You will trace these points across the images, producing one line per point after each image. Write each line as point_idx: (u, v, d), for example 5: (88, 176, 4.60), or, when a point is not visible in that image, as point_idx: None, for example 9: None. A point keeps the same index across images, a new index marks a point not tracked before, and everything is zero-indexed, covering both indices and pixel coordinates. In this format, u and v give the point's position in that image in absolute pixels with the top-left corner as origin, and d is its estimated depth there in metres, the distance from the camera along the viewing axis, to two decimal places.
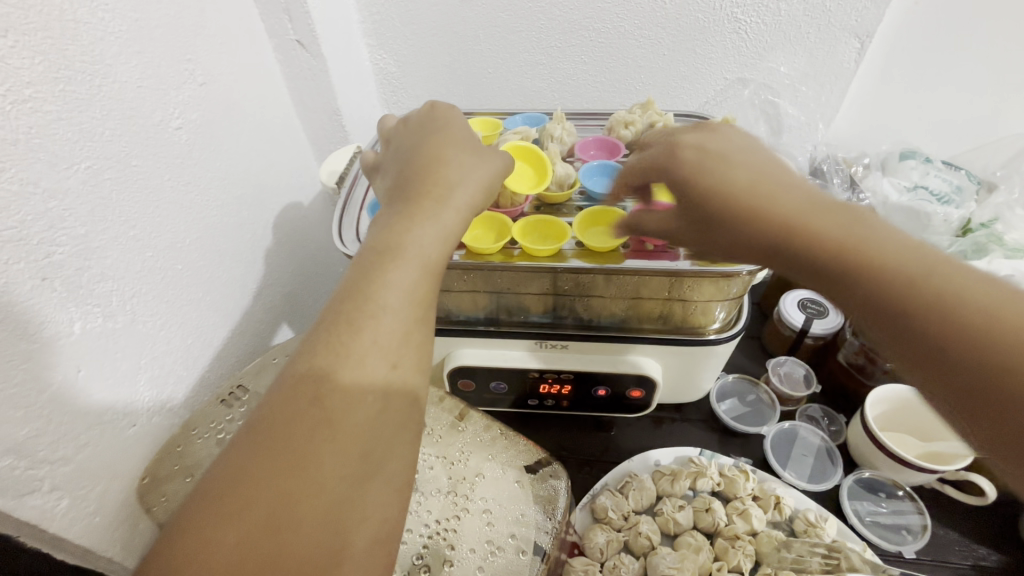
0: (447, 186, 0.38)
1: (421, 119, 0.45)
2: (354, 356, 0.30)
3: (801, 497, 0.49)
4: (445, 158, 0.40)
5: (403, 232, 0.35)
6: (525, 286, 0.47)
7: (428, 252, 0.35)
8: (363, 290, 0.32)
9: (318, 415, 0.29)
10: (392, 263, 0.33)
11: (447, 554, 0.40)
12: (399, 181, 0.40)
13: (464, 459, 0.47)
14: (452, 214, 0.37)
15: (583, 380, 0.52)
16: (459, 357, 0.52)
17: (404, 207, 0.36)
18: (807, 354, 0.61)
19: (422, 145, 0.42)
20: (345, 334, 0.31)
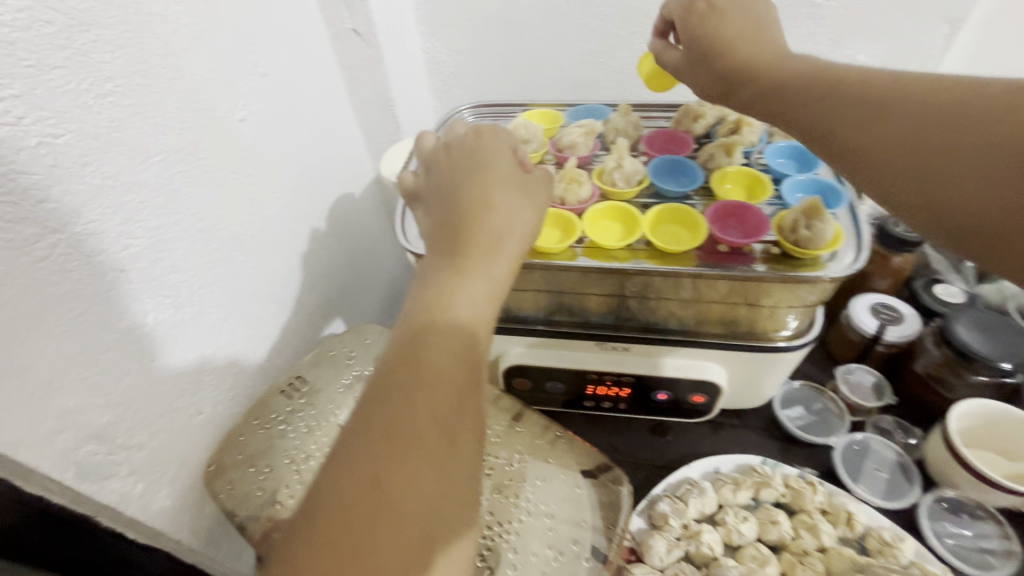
0: (495, 235, 0.36)
1: (462, 150, 0.42)
2: (410, 426, 0.28)
3: (874, 514, 0.47)
4: (489, 200, 0.38)
5: (453, 292, 0.33)
6: (590, 287, 0.46)
7: (478, 311, 0.33)
8: (412, 356, 0.30)
9: (374, 501, 0.26)
10: (443, 322, 0.32)
11: (509, 557, 0.40)
12: (441, 226, 0.38)
13: (522, 459, 0.46)
14: (501, 265, 0.35)
15: (642, 384, 0.51)
16: (515, 354, 0.51)
17: (451, 261, 0.35)
18: (879, 362, 0.57)
19: (464, 183, 0.40)
20: (400, 400, 0.29)
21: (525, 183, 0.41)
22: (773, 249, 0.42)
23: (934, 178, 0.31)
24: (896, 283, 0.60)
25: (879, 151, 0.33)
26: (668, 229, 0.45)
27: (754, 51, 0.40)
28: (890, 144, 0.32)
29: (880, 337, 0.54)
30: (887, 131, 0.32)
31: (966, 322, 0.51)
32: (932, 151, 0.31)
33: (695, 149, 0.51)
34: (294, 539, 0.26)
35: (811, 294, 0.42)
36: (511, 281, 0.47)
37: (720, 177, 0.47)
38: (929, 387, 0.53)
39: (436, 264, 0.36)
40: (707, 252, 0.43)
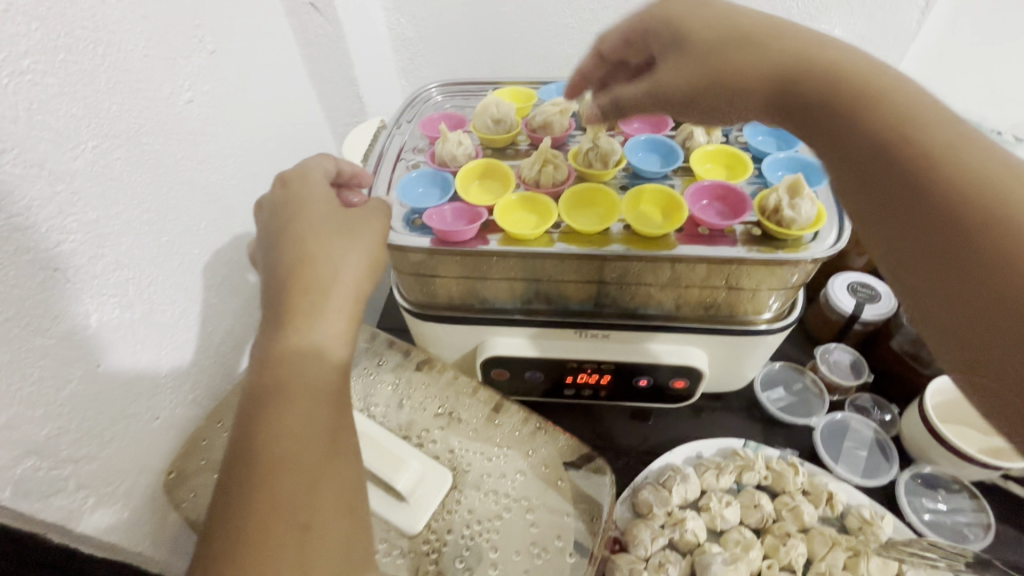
0: (326, 283, 0.34)
1: (276, 197, 0.38)
2: (263, 524, 0.27)
3: (854, 492, 0.47)
4: (313, 248, 0.35)
5: (284, 364, 0.31)
6: (567, 274, 0.44)
7: (316, 374, 0.31)
8: (251, 453, 0.29)
9: None
10: (282, 402, 0.30)
11: (491, 557, 0.38)
12: (267, 286, 0.34)
13: (503, 454, 0.44)
14: (336, 314, 0.33)
15: (623, 371, 0.49)
16: (492, 344, 0.50)
17: (274, 332, 0.32)
18: (856, 340, 0.57)
19: (285, 233, 0.36)
20: (249, 502, 0.27)
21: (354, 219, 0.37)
22: (754, 230, 0.41)
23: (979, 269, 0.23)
24: (873, 261, 0.60)
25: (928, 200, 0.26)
26: (647, 212, 0.43)
27: (801, 51, 0.32)
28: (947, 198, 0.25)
29: (858, 316, 0.54)
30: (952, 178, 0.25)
31: None
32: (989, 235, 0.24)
33: (673, 128, 0.49)
34: None
35: (792, 275, 0.41)
36: (486, 270, 0.45)
37: (699, 156, 0.45)
38: (905, 363, 0.54)
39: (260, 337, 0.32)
40: (688, 234, 0.42)
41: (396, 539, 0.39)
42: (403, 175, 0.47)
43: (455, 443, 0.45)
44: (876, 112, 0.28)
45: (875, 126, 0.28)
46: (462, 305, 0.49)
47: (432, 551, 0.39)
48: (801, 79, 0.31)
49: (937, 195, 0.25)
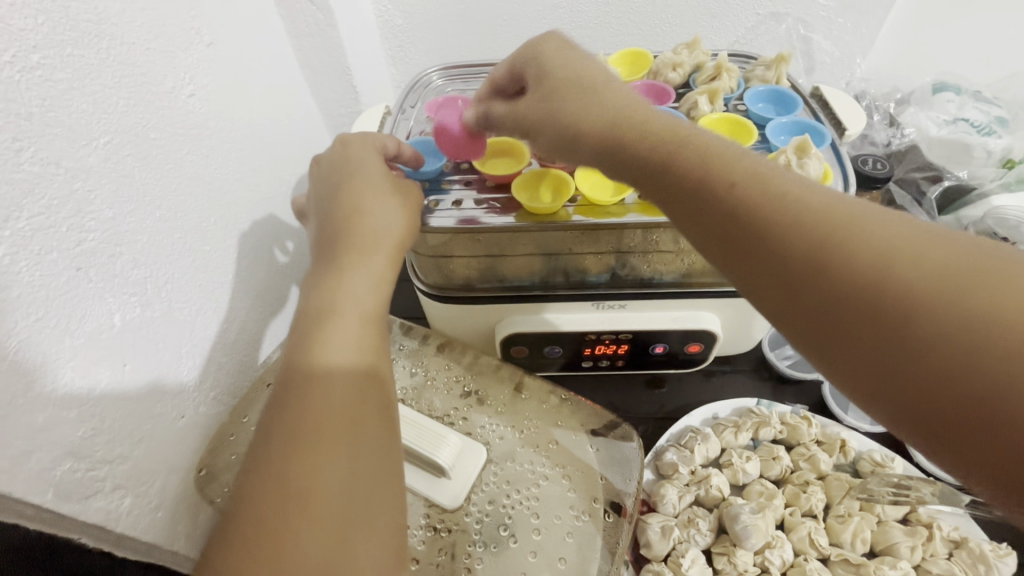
0: (374, 231, 0.39)
1: (332, 158, 0.44)
2: (312, 422, 0.30)
3: (865, 439, 0.49)
4: (364, 200, 0.40)
5: (337, 295, 0.36)
6: (586, 246, 0.46)
7: (366, 303, 0.36)
8: (307, 357, 0.33)
9: (287, 491, 0.28)
10: (332, 323, 0.34)
11: (534, 522, 0.40)
12: (327, 231, 0.40)
13: (533, 425, 0.45)
14: (381, 259, 0.38)
15: (640, 339, 0.51)
16: (512, 322, 0.51)
17: (331, 273, 0.37)
18: None
19: (341, 187, 0.41)
20: (301, 401, 0.31)
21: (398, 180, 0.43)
22: None
23: (914, 351, 0.21)
24: None
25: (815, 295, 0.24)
26: None
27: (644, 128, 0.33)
28: (842, 292, 0.23)
29: None
30: (833, 272, 0.24)
31: None
32: (905, 303, 0.22)
33: (675, 100, 0.50)
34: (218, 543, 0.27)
35: None
36: (506, 247, 0.46)
37: (706, 124, 0.46)
38: None
39: (317, 277, 0.37)
40: None
41: (438, 513, 0.40)
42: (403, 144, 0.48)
43: (484, 419, 0.46)
44: (725, 212, 0.28)
45: (721, 215, 0.28)
46: (481, 283, 0.50)
47: (475, 522, 0.40)
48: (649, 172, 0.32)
49: (825, 293, 0.24)
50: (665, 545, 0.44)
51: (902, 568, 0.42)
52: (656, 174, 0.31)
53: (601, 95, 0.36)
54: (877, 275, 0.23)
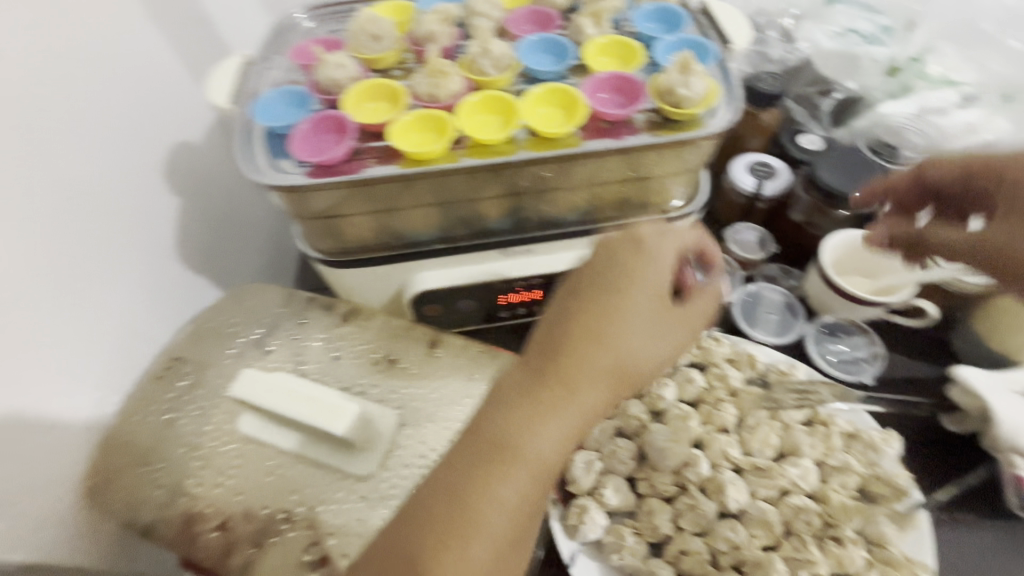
0: (606, 334, 0.42)
1: (602, 256, 0.44)
2: (469, 501, 0.36)
3: (772, 352, 0.51)
4: (607, 326, 0.42)
5: (530, 435, 0.38)
6: (479, 190, 0.43)
7: (543, 453, 0.39)
8: (499, 425, 0.39)
9: (454, 513, 0.36)
10: (501, 464, 0.38)
11: (450, 478, 0.39)
12: (541, 351, 0.41)
13: (445, 383, 0.44)
14: (575, 410, 0.40)
15: (551, 282, 0.50)
16: (420, 281, 0.48)
17: (533, 392, 0.39)
18: (760, 218, 0.61)
19: (585, 301, 0.43)
20: (500, 434, 0.38)
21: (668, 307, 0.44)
22: (653, 117, 0.41)
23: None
24: (766, 141, 0.62)
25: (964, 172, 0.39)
26: (547, 111, 0.41)
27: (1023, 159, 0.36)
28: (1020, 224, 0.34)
29: (760, 195, 0.57)
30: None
31: (829, 163, 0.54)
32: None
33: (562, 25, 0.47)
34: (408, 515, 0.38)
35: (691, 157, 0.44)
36: (396, 200, 0.43)
37: (592, 50, 0.44)
38: (804, 232, 0.58)
39: (523, 380, 0.41)
40: (591, 129, 0.41)
41: (354, 483, 0.39)
42: (253, 102, 0.42)
43: (395, 383, 0.44)
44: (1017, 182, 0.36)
45: (981, 180, 0.38)
46: (377, 243, 0.46)
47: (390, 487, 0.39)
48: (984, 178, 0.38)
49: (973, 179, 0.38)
50: (589, 479, 0.45)
51: (804, 466, 0.45)
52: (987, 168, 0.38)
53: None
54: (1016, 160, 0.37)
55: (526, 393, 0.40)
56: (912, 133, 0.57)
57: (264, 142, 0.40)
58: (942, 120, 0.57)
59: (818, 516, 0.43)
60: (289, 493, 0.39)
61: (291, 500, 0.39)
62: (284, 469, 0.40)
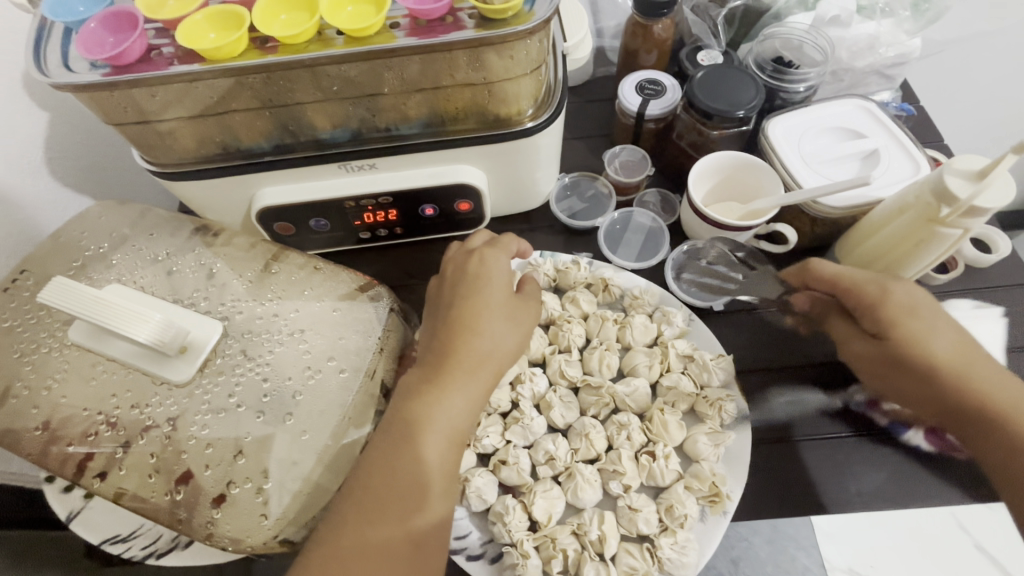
0: (476, 350, 0.40)
1: (469, 269, 0.43)
2: (376, 472, 0.36)
3: (631, 277, 0.50)
4: (478, 327, 0.40)
5: (430, 407, 0.38)
6: (298, 94, 0.41)
7: (455, 426, 0.39)
8: (409, 412, 0.38)
9: (389, 517, 0.36)
10: (420, 439, 0.37)
11: (264, 387, 0.41)
12: (428, 351, 0.41)
13: (278, 298, 0.44)
14: (475, 379, 0.40)
15: (404, 201, 0.49)
16: (262, 196, 0.48)
17: (431, 379, 0.39)
18: (650, 141, 0.57)
19: (455, 303, 0.41)
20: (408, 405, 0.38)
21: (517, 304, 0.43)
22: (474, 14, 0.39)
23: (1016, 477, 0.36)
24: (663, 57, 0.58)
25: (943, 396, 0.40)
26: (356, 8, 0.38)
27: (966, 367, 0.39)
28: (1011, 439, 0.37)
29: (642, 114, 0.53)
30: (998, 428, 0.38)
31: (705, 81, 0.50)
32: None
33: None
34: (341, 534, 0.35)
35: (526, 55, 0.40)
36: (215, 105, 0.41)
37: None
38: (688, 155, 0.55)
39: (424, 369, 0.40)
40: (407, 29, 0.38)
41: (170, 389, 0.40)
42: None
43: (228, 296, 0.44)
44: (956, 393, 0.39)
45: (954, 399, 0.39)
46: (212, 156, 0.45)
47: (205, 393, 0.40)
48: (945, 381, 0.40)
49: (950, 409, 0.40)
50: None
51: (634, 385, 0.45)
52: (922, 373, 0.40)
53: (910, 240, 0.41)
54: (994, 392, 0.38)
55: (427, 384, 0.39)
56: (815, 45, 0.52)
57: (59, 40, 0.38)
58: (842, 31, 0.53)
59: (640, 432, 0.44)
60: (110, 397, 0.40)
61: (111, 403, 0.40)
62: (107, 375, 0.41)
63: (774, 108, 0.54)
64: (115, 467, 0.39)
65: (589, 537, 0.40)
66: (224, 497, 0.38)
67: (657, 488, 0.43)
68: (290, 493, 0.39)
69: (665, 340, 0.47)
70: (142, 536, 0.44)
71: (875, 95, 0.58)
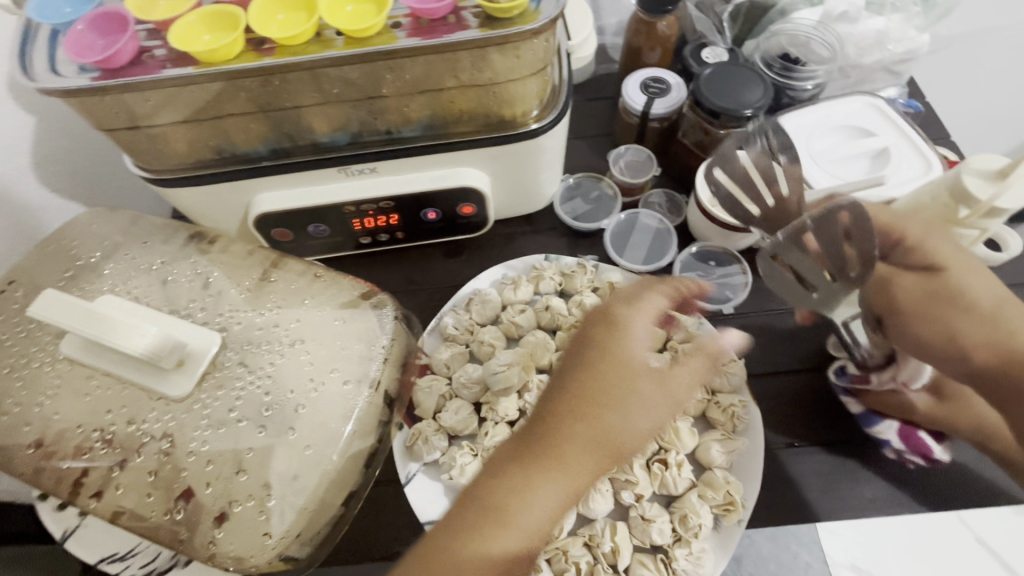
0: (586, 439, 0.32)
1: (612, 323, 0.35)
2: (437, 551, 0.31)
3: (639, 280, 0.50)
4: (593, 411, 0.32)
5: (514, 495, 0.31)
6: (296, 97, 0.39)
7: (536, 523, 0.31)
8: (492, 492, 0.32)
9: None
10: (494, 529, 0.31)
11: (265, 400, 0.39)
12: (532, 426, 0.34)
13: (277, 307, 0.43)
14: (574, 475, 0.32)
15: (405, 205, 0.48)
16: (259, 202, 0.46)
17: (523, 460, 0.32)
18: (655, 141, 0.56)
19: (579, 374, 0.34)
20: (493, 487, 0.32)
21: (657, 387, 0.34)
22: (479, 13, 0.37)
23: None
24: (667, 54, 0.57)
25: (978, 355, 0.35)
26: (356, 8, 0.37)
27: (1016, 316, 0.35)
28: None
29: (648, 113, 0.52)
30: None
31: (712, 79, 0.49)
32: None
33: None
34: None
35: (532, 55, 0.39)
36: (210, 110, 0.39)
37: None
38: (694, 155, 0.54)
39: (523, 446, 0.33)
40: (410, 28, 0.37)
41: (167, 404, 0.39)
42: None
43: (226, 306, 0.43)
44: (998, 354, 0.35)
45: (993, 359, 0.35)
46: (207, 161, 0.44)
47: (204, 408, 0.39)
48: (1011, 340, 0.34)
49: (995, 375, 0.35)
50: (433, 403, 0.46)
51: None
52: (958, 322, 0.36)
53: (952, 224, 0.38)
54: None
55: (515, 463, 0.32)
56: (822, 42, 0.52)
57: (45, 42, 0.37)
58: (851, 27, 0.52)
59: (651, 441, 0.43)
60: (105, 413, 0.39)
61: (106, 419, 0.39)
62: (101, 390, 0.39)
63: (781, 107, 0.53)
64: (111, 486, 0.38)
65: (601, 549, 0.39)
66: (225, 515, 0.37)
67: (669, 497, 0.42)
68: (295, 510, 0.38)
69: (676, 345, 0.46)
70: (140, 554, 0.43)
71: (882, 91, 0.57)
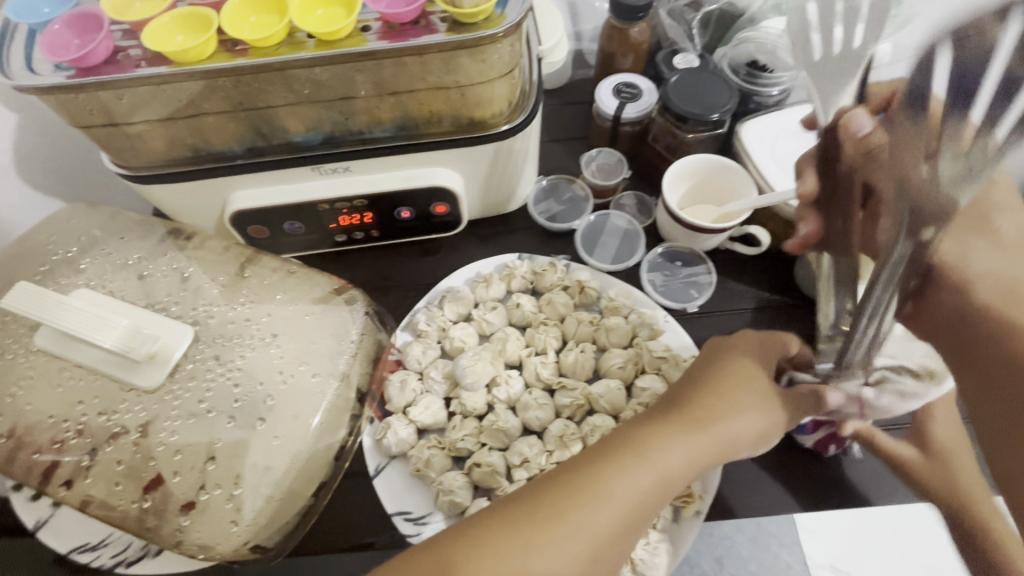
0: (721, 413, 0.34)
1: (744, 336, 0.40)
2: (569, 475, 0.31)
3: (607, 279, 0.51)
4: (747, 388, 0.36)
5: (652, 438, 0.33)
6: (268, 97, 0.40)
7: (668, 471, 0.32)
8: (625, 436, 0.33)
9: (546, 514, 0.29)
10: (629, 461, 0.32)
11: (235, 391, 0.40)
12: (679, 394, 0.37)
13: (250, 301, 0.44)
14: (705, 438, 0.33)
15: (379, 204, 0.49)
16: (235, 199, 0.47)
17: (660, 419, 0.34)
18: (626, 144, 0.58)
19: (727, 360, 0.38)
20: (626, 431, 0.34)
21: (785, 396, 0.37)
22: (446, 19, 0.39)
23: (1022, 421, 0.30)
24: (639, 61, 0.58)
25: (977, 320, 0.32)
26: (327, 11, 0.38)
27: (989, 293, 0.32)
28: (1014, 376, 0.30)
29: (618, 117, 0.54)
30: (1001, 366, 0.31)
31: (679, 85, 0.51)
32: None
33: None
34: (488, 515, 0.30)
35: (498, 58, 0.40)
36: (185, 108, 0.40)
37: None
38: (664, 158, 0.55)
39: (655, 413, 0.36)
40: (379, 32, 0.38)
41: (139, 396, 0.40)
42: None
43: (199, 301, 0.44)
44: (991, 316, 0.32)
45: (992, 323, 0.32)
46: (183, 159, 0.45)
47: (174, 399, 0.40)
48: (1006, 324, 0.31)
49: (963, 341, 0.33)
50: (404, 397, 0.47)
51: (609, 388, 0.45)
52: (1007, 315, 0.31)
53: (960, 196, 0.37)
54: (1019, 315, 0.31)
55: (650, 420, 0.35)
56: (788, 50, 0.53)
57: (23, 42, 0.38)
58: None
59: None
60: (76, 404, 0.40)
61: (78, 410, 0.40)
62: (73, 382, 0.40)
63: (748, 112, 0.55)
64: (82, 475, 0.39)
65: None
66: (193, 504, 0.38)
67: None
68: (263, 498, 0.39)
69: (641, 342, 0.48)
70: (111, 545, 0.43)
71: None
